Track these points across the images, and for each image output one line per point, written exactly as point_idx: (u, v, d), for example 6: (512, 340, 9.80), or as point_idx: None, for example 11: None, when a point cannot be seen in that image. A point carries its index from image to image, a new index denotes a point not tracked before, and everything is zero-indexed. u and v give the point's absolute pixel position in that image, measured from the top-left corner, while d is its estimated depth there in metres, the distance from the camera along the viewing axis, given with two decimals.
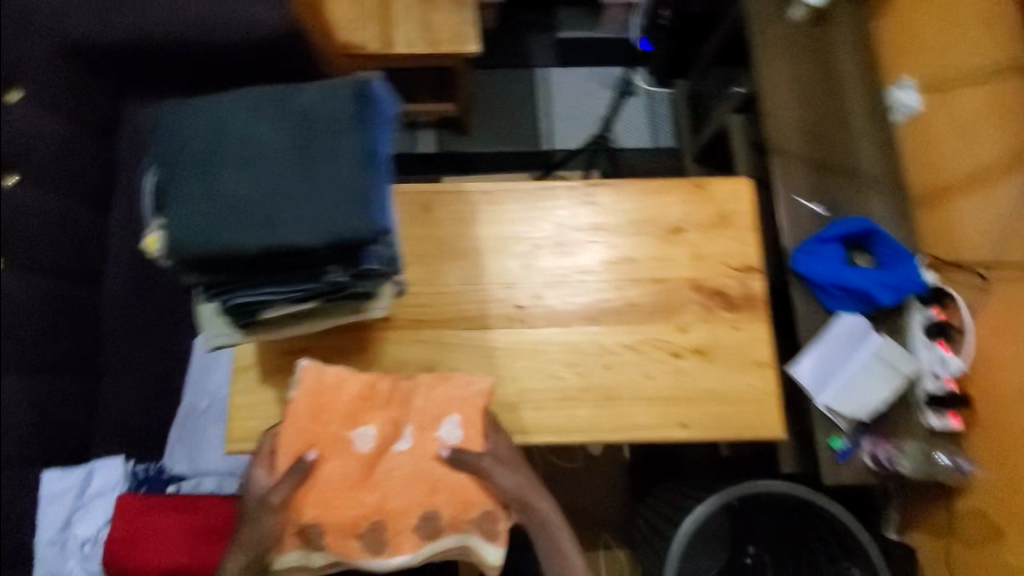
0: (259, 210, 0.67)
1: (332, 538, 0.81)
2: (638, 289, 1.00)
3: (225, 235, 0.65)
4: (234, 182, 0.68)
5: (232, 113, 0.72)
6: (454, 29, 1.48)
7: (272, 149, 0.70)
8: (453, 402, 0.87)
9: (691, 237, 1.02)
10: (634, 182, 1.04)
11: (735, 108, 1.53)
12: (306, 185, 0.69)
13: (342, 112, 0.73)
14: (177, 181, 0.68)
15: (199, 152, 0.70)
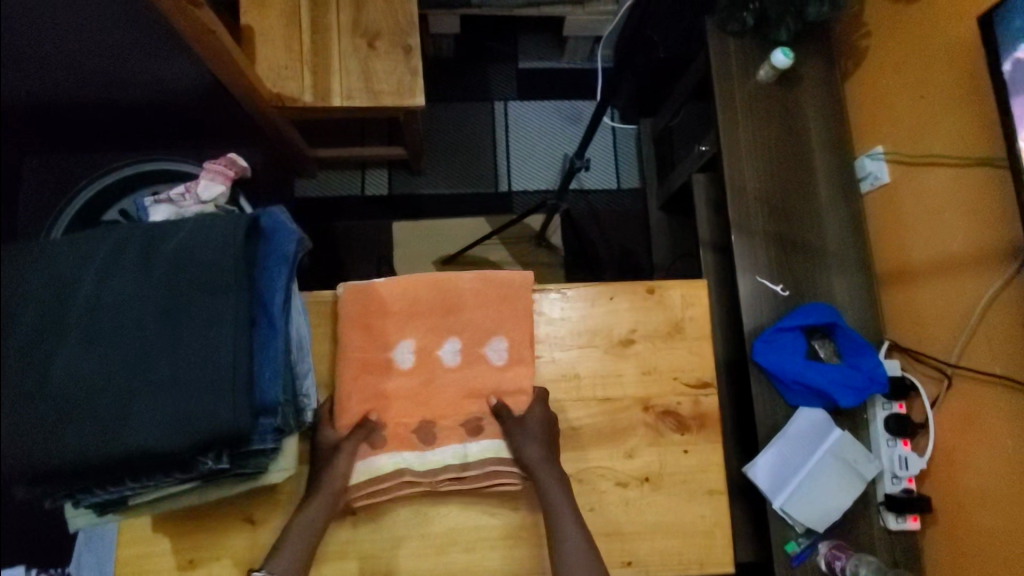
0: (111, 403, 0.57)
1: (396, 439, 0.87)
2: (583, 410, 0.92)
3: (56, 442, 0.55)
4: (76, 365, 0.58)
5: (80, 270, 0.61)
6: (397, 78, 1.35)
7: (131, 320, 0.60)
8: (502, 323, 0.91)
9: (641, 349, 0.94)
10: (582, 287, 0.95)
11: (699, 167, 1.44)
12: (164, 369, 0.59)
13: (214, 264, 0.62)
14: (7, 362, 0.58)
15: (40, 326, 0.59)
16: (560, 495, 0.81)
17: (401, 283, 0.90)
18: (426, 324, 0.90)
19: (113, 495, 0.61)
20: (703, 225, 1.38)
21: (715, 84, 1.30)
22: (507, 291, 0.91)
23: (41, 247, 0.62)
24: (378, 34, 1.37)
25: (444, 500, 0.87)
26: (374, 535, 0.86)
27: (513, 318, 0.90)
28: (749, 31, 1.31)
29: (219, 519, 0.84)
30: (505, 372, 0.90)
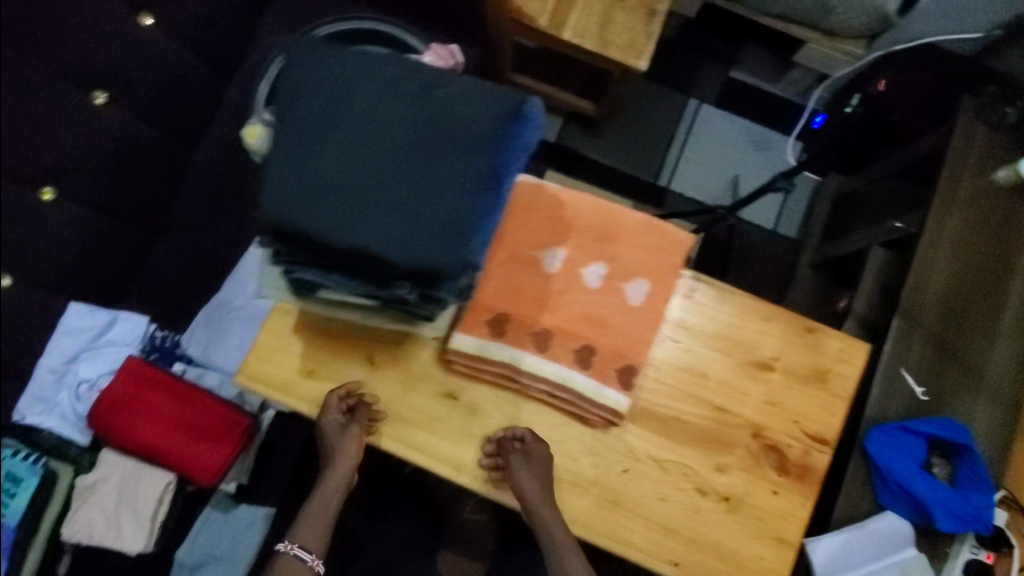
0: (357, 201, 0.62)
1: (514, 330, 0.87)
2: (696, 408, 0.90)
3: (304, 213, 0.61)
4: (340, 160, 0.64)
5: (370, 84, 0.67)
6: (633, 36, 1.34)
7: (395, 142, 0.65)
8: (647, 268, 0.89)
9: (776, 378, 0.92)
10: (746, 297, 0.93)
11: (882, 241, 1.36)
12: (405, 194, 0.64)
13: (479, 126, 0.66)
14: (289, 131, 0.65)
15: (323, 114, 0.65)
16: (558, 527, 0.85)
17: (573, 196, 0.91)
18: (580, 240, 0.89)
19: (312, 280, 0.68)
20: (862, 297, 1.32)
21: (944, 164, 1.22)
22: (665, 244, 0.90)
23: (347, 52, 0.68)
24: None
25: (536, 423, 0.90)
26: (459, 423, 0.90)
27: (660, 269, 0.89)
28: (1008, 127, 1.24)
29: (341, 345, 0.91)
30: (636, 314, 0.88)
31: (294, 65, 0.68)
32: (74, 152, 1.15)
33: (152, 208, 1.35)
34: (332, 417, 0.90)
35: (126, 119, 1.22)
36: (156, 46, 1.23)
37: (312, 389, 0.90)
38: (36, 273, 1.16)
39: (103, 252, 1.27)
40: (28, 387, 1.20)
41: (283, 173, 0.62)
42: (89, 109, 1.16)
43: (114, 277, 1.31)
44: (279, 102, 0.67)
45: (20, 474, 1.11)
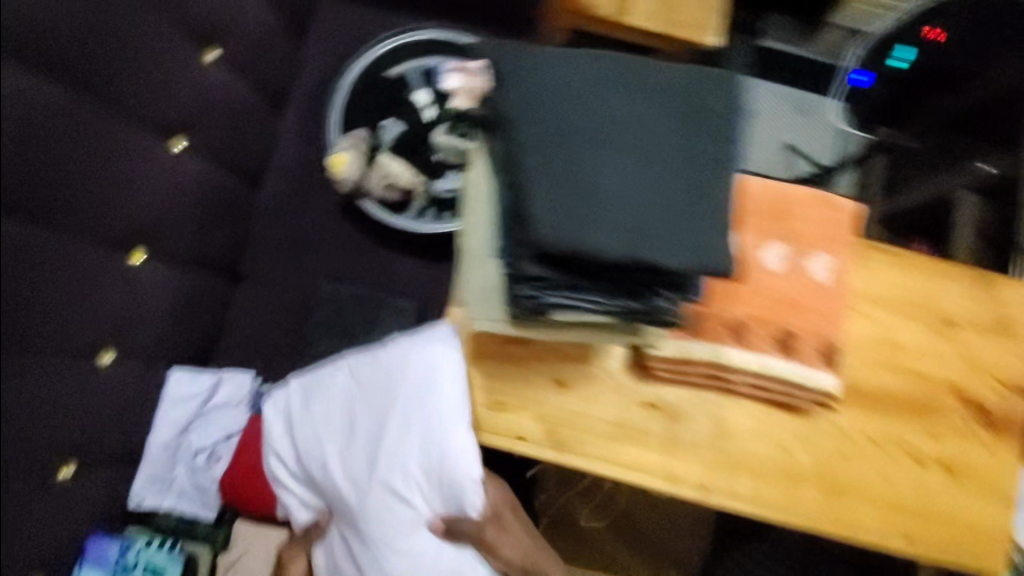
0: (634, 209, 0.58)
1: (754, 337, 0.82)
2: (902, 380, 0.86)
3: (596, 226, 0.57)
4: (599, 172, 0.58)
5: (619, 91, 0.62)
6: (704, 14, 1.34)
7: (665, 129, 0.62)
8: (824, 242, 0.85)
9: (965, 335, 0.88)
10: (915, 255, 0.89)
11: (967, 185, 1.37)
12: (665, 194, 0.60)
13: (696, 111, 0.63)
14: (528, 152, 0.58)
15: (569, 129, 0.59)
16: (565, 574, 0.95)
17: (758, 185, 0.86)
18: (758, 223, 0.84)
19: (573, 304, 0.62)
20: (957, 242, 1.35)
21: None
22: (838, 218, 0.86)
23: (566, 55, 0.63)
24: None
25: (746, 437, 0.84)
26: (659, 433, 0.84)
27: (837, 244, 0.85)
28: None
29: (524, 367, 0.85)
30: (823, 292, 0.84)
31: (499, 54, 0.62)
32: (157, 203, 1.03)
33: (230, 255, 1.26)
34: (533, 449, 0.83)
35: (202, 167, 1.14)
36: (222, 82, 1.13)
37: (505, 423, 0.84)
38: (137, 346, 1.05)
39: (196, 312, 1.19)
40: (139, 469, 1.10)
41: (559, 190, 0.57)
42: (168, 155, 1.04)
43: (203, 336, 1.22)
44: (502, 112, 0.60)
45: (160, 565, 1.03)
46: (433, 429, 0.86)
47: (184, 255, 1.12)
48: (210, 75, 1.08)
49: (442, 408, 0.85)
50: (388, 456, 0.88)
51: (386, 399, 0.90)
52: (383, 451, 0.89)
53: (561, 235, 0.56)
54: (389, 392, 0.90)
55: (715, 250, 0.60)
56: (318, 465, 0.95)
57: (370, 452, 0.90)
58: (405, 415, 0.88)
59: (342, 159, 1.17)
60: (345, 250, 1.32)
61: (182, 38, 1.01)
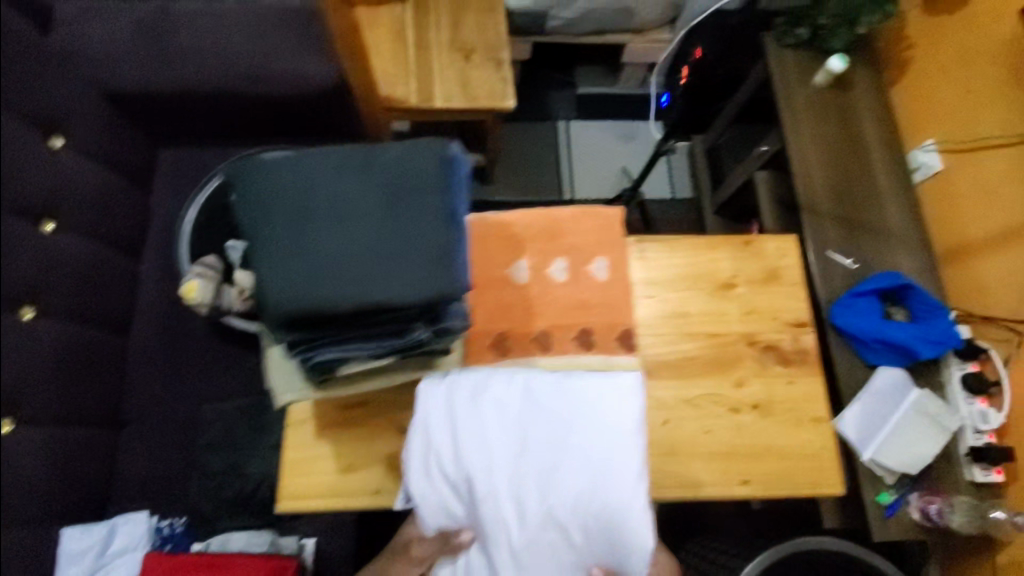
0: (358, 264, 0.68)
1: (558, 341, 0.94)
2: (694, 343, 1.01)
3: (322, 287, 0.66)
4: (323, 241, 0.69)
5: (334, 174, 0.73)
6: (495, 85, 1.57)
7: (379, 194, 0.73)
8: (599, 247, 1.00)
9: (743, 291, 1.04)
10: (678, 239, 1.06)
11: (758, 165, 1.59)
12: (387, 244, 0.70)
13: (406, 173, 0.74)
14: (262, 242, 0.69)
15: (293, 214, 0.70)
16: None
17: (531, 215, 1.00)
18: (538, 246, 0.98)
19: (338, 356, 0.70)
20: (766, 214, 1.53)
21: (776, 75, 1.48)
22: (605, 224, 1.01)
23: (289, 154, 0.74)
24: (474, 50, 1.60)
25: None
26: None
27: (610, 245, 1.00)
28: (804, 44, 1.50)
29: (370, 425, 0.92)
30: (608, 288, 0.98)
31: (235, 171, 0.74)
32: (15, 370, 1.08)
33: (109, 406, 1.28)
34: (391, 497, 0.90)
35: (61, 326, 1.19)
36: (66, 246, 1.23)
37: (360, 481, 0.90)
38: (18, 515, 1.06)
39: (81, 466, 1.20)
40: None
41: (288, 265, 0.67)
42: (19, 323, 1.10)
43: (94, 490, 1.22)
44: (241, 216, 0.72)
45: None
46: (623, 468, 0.77)
47: (56, 412, 1.15)
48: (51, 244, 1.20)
49: (618, 434, 0.79)
50: (565, 484, 0.77)
51: (567, 427, 0.79)
52: (560, 478, 0.77)
53: (294, 302, 0.66)
54: (589, 413, 0.80)
55: (441, 279, 0.70)
56: (491, 482, 0.78)
57: (536, 491, 0.77)
58: (592, 446, 0.78)
59: (194, 285, 1.24)
60: (223, 369, 1.36)
61: (15, 219, 1.12)
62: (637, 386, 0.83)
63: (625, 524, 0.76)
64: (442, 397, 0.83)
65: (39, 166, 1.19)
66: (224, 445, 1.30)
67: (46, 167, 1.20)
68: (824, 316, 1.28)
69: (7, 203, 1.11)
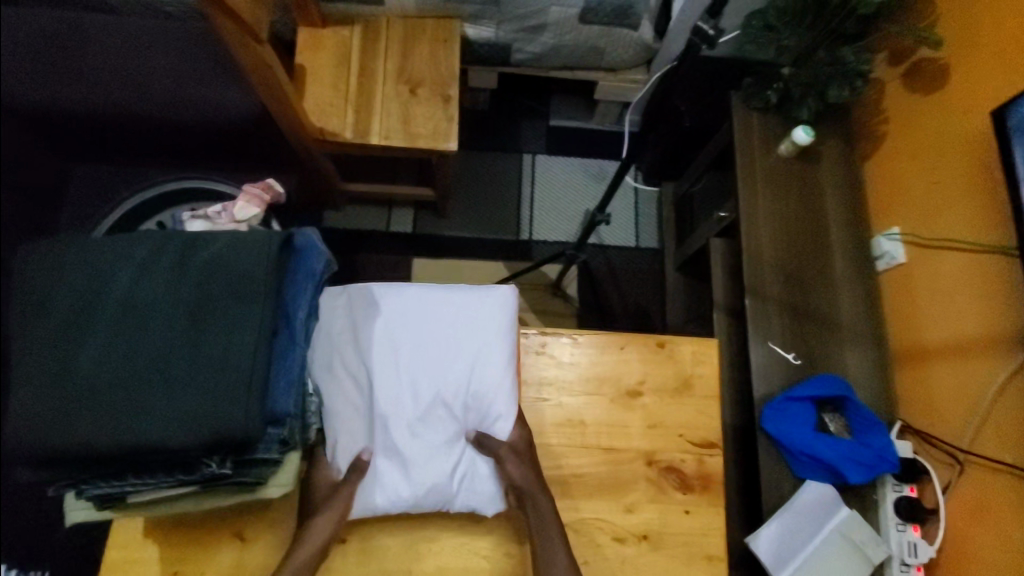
0: (132, 391, 0.58)
1: None
2: (584, 458, 0.91)
3: (75, 425, 0.57)
4: (97, 359, 0.59)
5: (129, 273, 0.63)
6: (437, 123, 1.41)
7: (178, 299, 0.63)
8: None
9: (649, 402, 0.94)
10: (586, 335, 0.95)
11: (716, 232, 1.47)
12: (172, 365, 0.60)
13: (216, 275, 0.64)
14: (31, 354, 0.60)
15: (70, 322, 0.61)
16: None
17: None
18: None
19: (116, 490, 0.62)
20: (719, 288, 1.39)
21: (739, 140, 1.36)
22: None
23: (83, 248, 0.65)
24: (421, 83, 1.46)
25: (437, 552, 0.85)
26: (355, 566, 0.84)
27: None
28: (772, 108, 1.39)
29: (206, 527, 0.83)
30: None
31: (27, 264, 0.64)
32: None
33: None
34: None
35: None
36: None
37: None
38: None
39: None
40: None
41: (48, 389, 0.58)
42: None
43: None
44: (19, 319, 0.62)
45: None
46: (494, 360, 0.81)
47: None
48: None
49: (494, 331, 0.83)
50: (438, 364, 0.80)
51: (450, 323, 0.82)
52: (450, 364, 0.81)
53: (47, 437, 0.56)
54: (474, 322, 0.83)
55: (231, 413, 0.59)
56: (382, 372, 0.79)
57: (412, 371, 0.79)
58: (467, 341, 0.82)
59: None
60: None
61: None
62: (512, 297, 0.86)
63: (494, 403, 0.80)
64: (389, 293, 0.83)
65: None
66: None
67: None
68: (755, 417, 1.17)
69: None
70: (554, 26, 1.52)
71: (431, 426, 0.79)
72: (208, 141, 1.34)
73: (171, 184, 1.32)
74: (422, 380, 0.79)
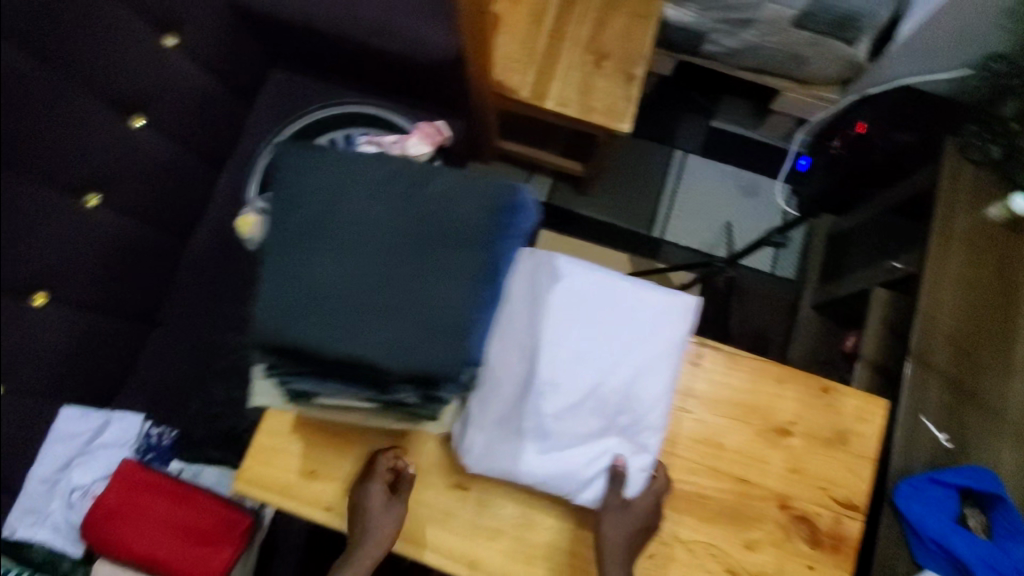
0: (357, 307, 0.61)
1: None
2: (716, 482, 0.86)
3: (309, 322, 0.60)
4: (330, 267, 0.62)
5: (369, 191, 0.65)
6: (616, 102, 1.36)
7: (408, 228, 0.64)
8: None
9: (796, 444, 0.88)
10: (748, 359, 0.90)
11: (882, 281, 1.35)
12: (394, 291, 0.62)
13: (446, 214, 0.65)
14: (273, 245, 0.63)
15: (311, 225, 0.64)
16: None
17: None
18: None
19: (310, 390, 0.65)
20: (868, 339, 1.31)
21: (943, 192, 1.23)
22: None
23: (332, 157, 0.67)
24: (608, 56, 1.40)
25: (547, 529, 0.85)
26: (468, 518, 0.85)
27: None
28: (989, 164, 1.24)
29: (347, 440, 0.87)
30: None
31: (280, 159, 0.68)
32: (59, 255, 1.13)
33: (147, 303, 1.33)
34: (337, 521, 0.85)
35: (122, 221, 1.23)
36: (146, 145, 1.24)
37: (315, 493, 0.86)
38: (30, 385, 1.13)
39: (104, 353, 1.25)
40: (19, 500, 1.16)
41: (287, 284, 0.61)
42: (77, 209, 1.14)
43: (108, 378, 1.27)
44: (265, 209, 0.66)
45: None
46: (663, 371, 0.80)
47: (96, 298, 1.22)
48: (136, 141, 1.23)
49: (670, 343, 0.81)
50: (607, 359, 0.79)
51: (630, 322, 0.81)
52: (619, 363, 0.80)
53: (279, 328, 0.60)
54: (653, 329, 0.81)
55: (440, 353, 0.61)
56: (553, 351, 0.78)
57: (582, 359, 0.79)
58: (641, 344, 0.80)
59: (248, 220, 1.23)
60: None
61: (105, 112, 1.16)
62: (693, 310, 0.83)
63: (650, 413, 0.79)
64: (576, 272, 0.82)
65: (150, 69, 1.21)
66: (234, 378, 1.32)
67: (152, 67, 1.21)
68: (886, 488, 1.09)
69: (100, 95, 1.14)
70: (762, 24, 1.43)
71: (585, 418, 0.78)
72: (394, 72, 1.38)
73: (353, 107, 1.39)
74: (585, 366, 0.79)
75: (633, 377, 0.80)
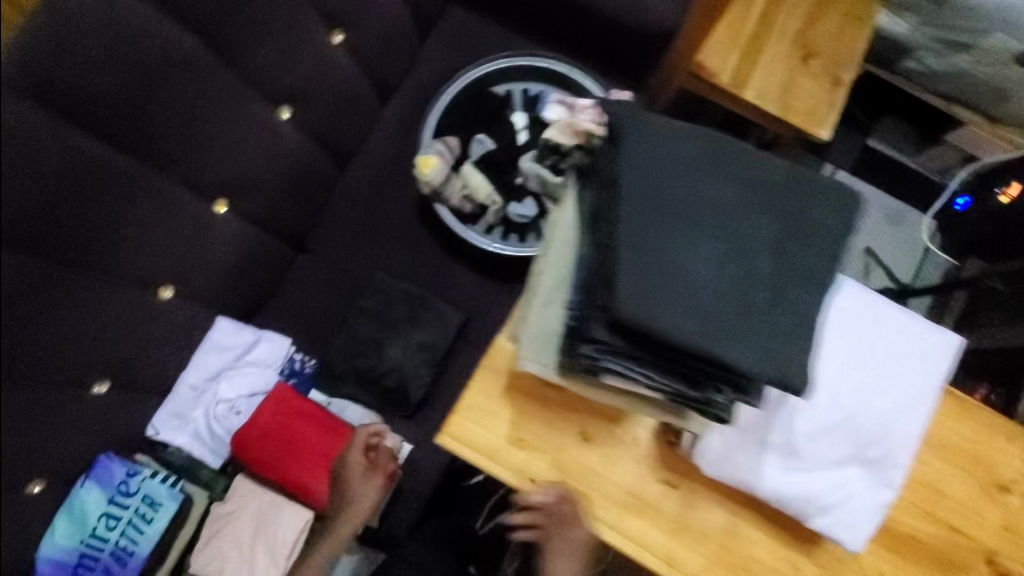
0: (717, 300, 0.59)
1: None
2: (927, 525, 0.84)
3: (666, 307, 0.58)
4: (690, 254, 0.60)
5: (727, 180, 0.63)
6: (819, 106, 1.29)
7: (765, 227, 0.62)
8: None
9: (1014, 503, 0.85)
10: (978, 408, 0.86)
11: None
12: (748, 290, 0.60)
13: (800, 218, 0.63)
14: (631, 220, 0.60)
15: (671, 206, 0.61)
16: None
17: None
18: None
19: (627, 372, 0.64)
20: None
21: None
22: None
23: (689, 136, 0.64)
24: (818, 54, 1.32)
25: (752, 540, 0.83)
26: (671, 513, 0.84)
27: None
28: None
29: (560, 415, 0.85)
30: None
31: (632, 126, 0.64)
32: (244, 165, 1.11)
33: (302, 227, 1.31)
34: (542, 493, 0.83)
35: (300, 138, 1.20)
36: (340, 64, 1.20)
37: (522, 461, 0.84)
38: (197, 290, 1.12)
39: (259, 269, 1.24)
40: (168, 402, 1.15)
41: (648, 264, 0.59)
42: (268, 118, 1.12)
43: (256, 295, 1.26)
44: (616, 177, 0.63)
45: (159, 500, 1.05)
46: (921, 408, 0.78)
47: (264, 212, 1.20)
48: (332, 58, 1.17)
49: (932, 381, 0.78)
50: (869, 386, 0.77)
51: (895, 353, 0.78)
52: (880, 392, 0.77)
53: (639, 309, 0.58)
54: (916, 363, 0.78)
55: (790, 362, 0.60)
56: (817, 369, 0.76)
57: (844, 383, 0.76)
58: (903, 377, 0.78)
59: (429, 163, 1.18)
60: (408, 244, 1.35)
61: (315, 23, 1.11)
62: (958, 350, 0.80)
63: (901, 450, 0.77)
64: (844, 292, 0.79)
65: None
66: (378, 318, 1.28)
67: None
68: None
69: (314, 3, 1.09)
70: (980, 51, 1.35)
71: (837, 442, 0.76)
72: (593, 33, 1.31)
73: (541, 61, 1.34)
74: (851, 390, 0.76)
75: (892, 409, 0.77)
